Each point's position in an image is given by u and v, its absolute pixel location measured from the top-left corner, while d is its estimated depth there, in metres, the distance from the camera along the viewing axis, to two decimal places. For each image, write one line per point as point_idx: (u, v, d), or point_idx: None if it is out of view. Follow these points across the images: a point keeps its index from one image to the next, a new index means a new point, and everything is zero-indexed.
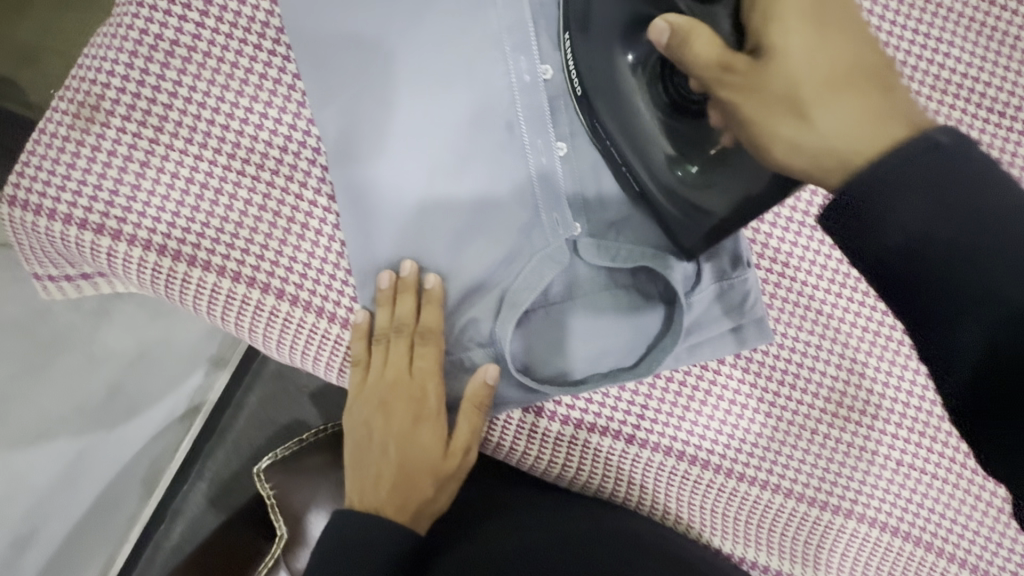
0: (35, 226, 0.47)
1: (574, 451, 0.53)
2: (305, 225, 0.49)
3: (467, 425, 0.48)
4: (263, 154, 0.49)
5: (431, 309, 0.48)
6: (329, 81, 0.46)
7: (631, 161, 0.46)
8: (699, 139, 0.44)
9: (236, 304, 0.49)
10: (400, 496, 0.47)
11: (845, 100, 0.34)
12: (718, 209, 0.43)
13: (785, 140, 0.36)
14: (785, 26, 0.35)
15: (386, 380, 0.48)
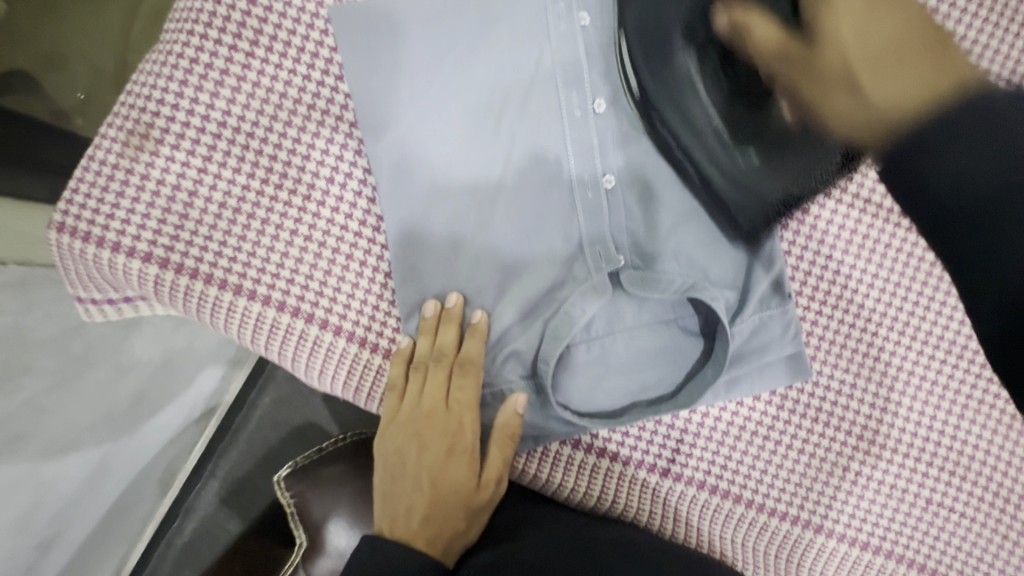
0: (83, 254, 0.47)
1: (609, 483, 0.53)
2: (350, 256, 0.49)
3: (499, 455, 0.48)
4: (309, 184, 0.48)
5: (472, 342, 0.47)
6: (366, 55, 0.46)
7: (696, 150, 0.47)
8: (758, 125, 0.46)
9: (280, 333, 0.49)
10: (432, 526, 0.46)
11: (898, 66, 0.32)
12: (778, 188, 0.47)
13: (837, 113, 0.35)
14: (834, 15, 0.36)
15: (421, 409, 0.48)
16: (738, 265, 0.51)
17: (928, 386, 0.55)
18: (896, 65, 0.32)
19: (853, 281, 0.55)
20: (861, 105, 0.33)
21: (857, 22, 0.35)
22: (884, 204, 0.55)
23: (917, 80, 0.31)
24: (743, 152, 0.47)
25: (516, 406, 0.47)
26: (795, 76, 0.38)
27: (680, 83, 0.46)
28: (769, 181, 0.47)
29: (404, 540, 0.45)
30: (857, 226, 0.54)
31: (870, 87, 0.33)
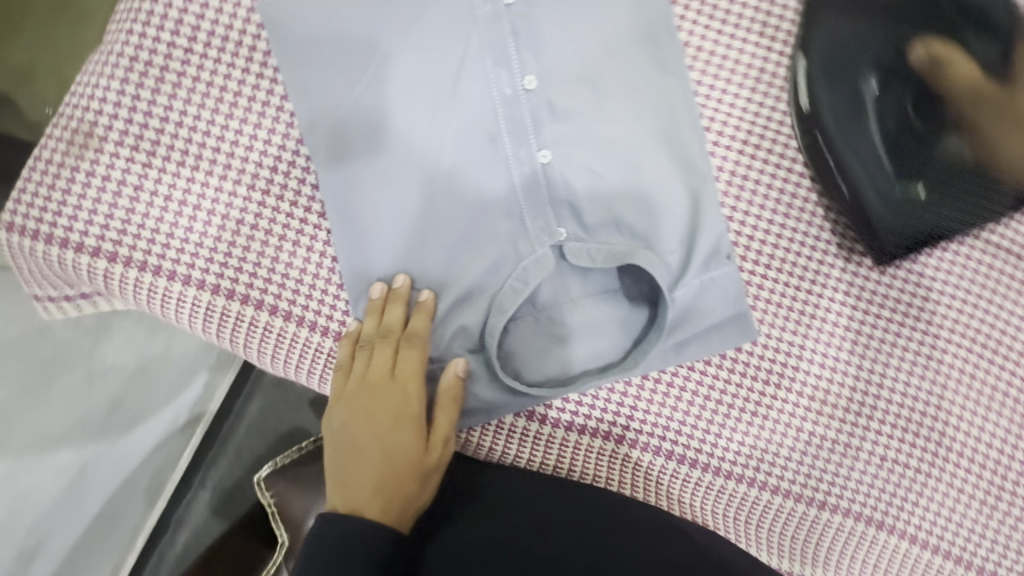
0: (34, 251, 0.48)
1: (565, 452, 0.54)
2: (296, 243, 0.50)
3: (445, 422, 0.49)
4: (254, 175, 0.50)
5: (419, 317, 0.48)
6: (307, 60, 0.48)
7: (866, 179, 0.50)
8: (923, 160, 0.50)
9: (231, 320, 0.50)
10: (384, 493, 0.47)
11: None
12: (939, 222, 0.51)
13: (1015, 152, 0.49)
14: None
15: (368, 381, 0.48)
16: (681, 228, 0.51)
17: (873, 344, 0.56)
18: None
19: (792, 247, 0.55)
20: None
21: None
22: None
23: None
24: (908, 188, 0.50)
25: (457, 370, 0.48)
26: (972, 102, 0.49)
27: (853, 112, 0.50)
28: (925, 215, 0.51)
29: (359, 512, 0.46)
30: (798, 188, 0.55)
31: None
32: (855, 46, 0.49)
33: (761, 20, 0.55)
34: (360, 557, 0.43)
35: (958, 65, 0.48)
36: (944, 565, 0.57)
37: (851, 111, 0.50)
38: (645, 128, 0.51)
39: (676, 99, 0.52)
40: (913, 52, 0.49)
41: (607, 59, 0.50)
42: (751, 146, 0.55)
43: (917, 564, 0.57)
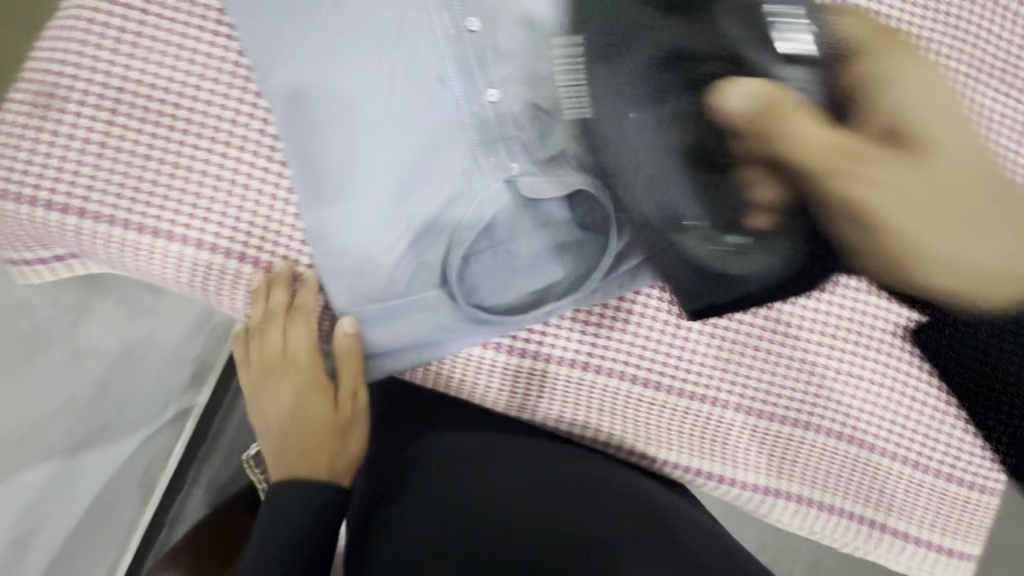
0: (6, 211, 0.50)
1: (533, 383, 0.57)
2: (260, 191, 0.52)
3: (347, 379, 0.53)
4: (214, 128, 0.51)
5: (306, 291, 0.52)
6: (261, 11, 0.50)
7: (685, 210, 0.47)
8: (730, 200, 0.45)
9: (204, 270, 0.52)
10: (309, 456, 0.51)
11: (971, 219, 0.39)
12: (736, 272, 0.48)
13: (944, 254, 0.40)
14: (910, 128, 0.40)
15: (269, 361, 0.53)
16: None
17: None
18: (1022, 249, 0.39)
19: None
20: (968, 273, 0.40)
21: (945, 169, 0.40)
22: None
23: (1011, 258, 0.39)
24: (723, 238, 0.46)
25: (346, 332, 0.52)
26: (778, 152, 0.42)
27: (642, 148, 0.48)
28: (711, 263, 0.49)
29: (288, 478, 0.49)
30: None
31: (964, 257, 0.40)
32: (629, 73, 0.49)
33: None
34: (297, 504, 0.48)
35: (795, 123, 0.41)
36: (906, 472, 0.59)
37: (669, 128, 0.47)
38: None
39: None
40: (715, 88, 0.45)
41: None
42: None
43: (878, 472, 0.59)
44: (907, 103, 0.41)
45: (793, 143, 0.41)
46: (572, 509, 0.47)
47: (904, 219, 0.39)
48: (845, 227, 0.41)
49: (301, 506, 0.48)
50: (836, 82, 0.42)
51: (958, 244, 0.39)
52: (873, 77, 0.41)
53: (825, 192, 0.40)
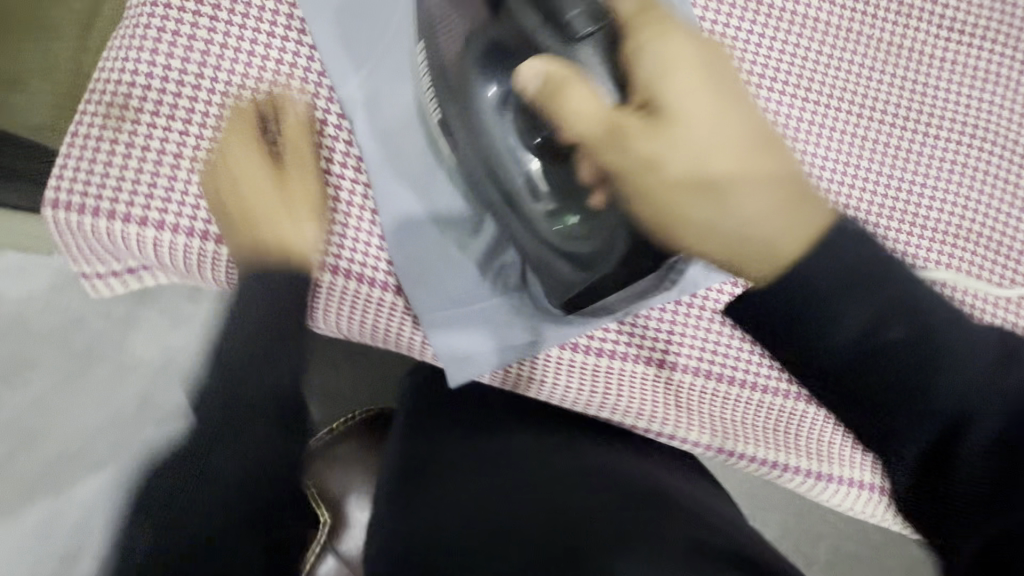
0: (80, 226, 0.49)
1: (611, 381, 0.57)
2: (337, 198, 0.52)
3: (303, 182, 0.52)
4: (290, 137, 0.52)
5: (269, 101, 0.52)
6: (339, 17, 0.51)
7: (518, 191, 0.50)
8: (566, 182, 0.49)
9: (283, 280, 0.52)
10: (262, 242, 0.53)
11: (743, 179, 0.42)
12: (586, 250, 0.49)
13: (702, 221, 0.43)
14: (685, 93, 0.43)
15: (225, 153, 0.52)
16: None
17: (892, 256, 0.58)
18: (760, 203, 0.42)
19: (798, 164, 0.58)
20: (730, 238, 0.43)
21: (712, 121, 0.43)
22: (820, 91, 0.59)
23: (780, 214, 0.42)
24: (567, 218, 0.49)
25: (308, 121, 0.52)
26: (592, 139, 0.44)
27: (483, 135, 0.49)
28: (558, 249, 0.49)
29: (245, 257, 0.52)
30: (801, 109, 0.58)
31: (739, 199, 0.42)
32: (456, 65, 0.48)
33: None
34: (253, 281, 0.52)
35: (575, 98, 0.43)
36: None
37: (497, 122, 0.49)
38: None
39: None
40: (527, 72, 0.45)
41: None
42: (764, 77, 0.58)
43: None
44: (692, 71, 0.43)
45: (578, 128, 0.44)
46: (585, 511, 0.47)
47: (669, 185, 0.43)
48: (652, 192, 0.44)
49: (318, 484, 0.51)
50: (637, 53, 0.43)
51: (742, 199, 0.42)
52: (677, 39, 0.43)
53: (636, 157, 0.43)
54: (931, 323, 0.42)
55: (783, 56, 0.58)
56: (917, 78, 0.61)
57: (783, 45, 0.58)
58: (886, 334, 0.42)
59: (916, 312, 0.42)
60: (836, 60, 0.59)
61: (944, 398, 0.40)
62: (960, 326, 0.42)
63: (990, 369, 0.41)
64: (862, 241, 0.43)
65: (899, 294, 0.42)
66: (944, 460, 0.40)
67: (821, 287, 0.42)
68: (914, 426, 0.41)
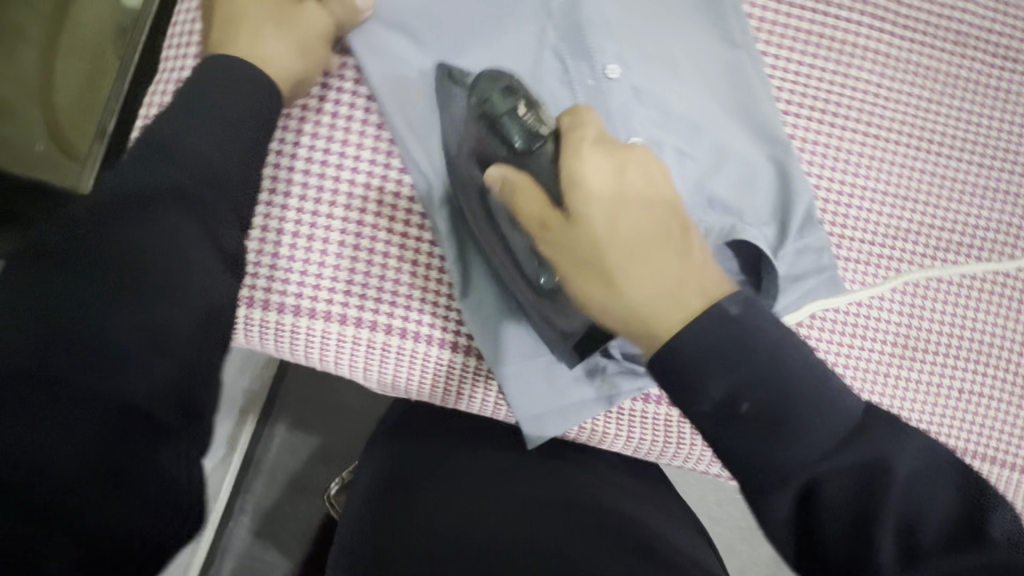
0: None
1: (682, 434, 0.55)
2: (402, 257, 0.50)
3: (307, 32, 0.48)
4: (348, 194, 0.50)
5: None
6: (398, 76, 0.49)
7: (504, 263, 0.48)
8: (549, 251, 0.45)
9: (347, 345, 0.50)
10: (240, 25, 0.47)
11: (643, 262, 0.37)
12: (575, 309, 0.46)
13: (601, 307, 0.38)
14: (595, 191, 0.38)
15: None
16: (771, 198, 0.53)
17: (954, 289, 0.56)
18: (656, 288, 0.37)
19: (866, 198, 0.56)
20: (633, 323, 0.37)
21: (635, 210, 0.38)
22: (881, 121, 0.56)
23: (673, 295, 0.36)
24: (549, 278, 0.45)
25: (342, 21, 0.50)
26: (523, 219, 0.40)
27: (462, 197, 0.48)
28: (545, 310, 0.47)
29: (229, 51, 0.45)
30: (865, 139, 0.56)
31: (633, 291, 0.37)
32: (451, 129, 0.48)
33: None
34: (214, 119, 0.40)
35: (523, 195, 0.40)
36: None
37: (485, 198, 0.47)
38: (721, 103, 0.53)
39: (749, 72, 0.53)
40: (488, 176, 0.41)
41: (679, 41, 0.52)
42: (822, 110, 0.55)
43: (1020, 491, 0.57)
44: (605, 165, 0.39)
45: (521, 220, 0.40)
46: (566, 534, 0.46)
47: (573, 269, 0.39)
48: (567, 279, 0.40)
49: None
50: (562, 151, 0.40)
51: (639, 285, 0.37)
52: (594, 139, 0.40)
53: (554, 247, 0.40)
54: (779, 394, 0.35)
55: (839, 88, 0.56)
56: (980, 106, 0.58)
57: (841, 79, 0.56)
58: (741, 409, 0.34)
59: (773, 387, 0.35)
60: (890, 89, 0.57)
61: (801, 464, 0.34)
62: (813, 389, 0.35)
63: (823, 453, 0.35)
64: (745, 318, 0.35)
65: (762, 369, 0.35)
66: (808, 536, 0.35)
67: (696, 360, 0.35)
68: (783, 489, 0.35)
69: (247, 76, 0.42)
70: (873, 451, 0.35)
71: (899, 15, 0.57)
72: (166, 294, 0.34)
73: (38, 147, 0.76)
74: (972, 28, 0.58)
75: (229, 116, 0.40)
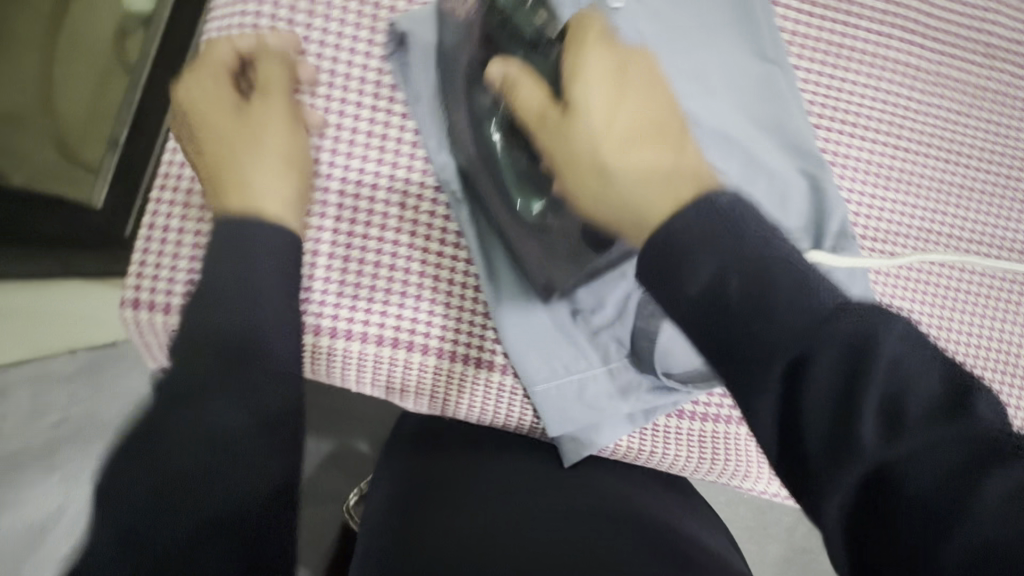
0: (166, 325, 0.47)
1: (712, 446, 0.56)
2: (438, 276, 0.50)
3: (275, 146, 0.46)
4: (383, 214, 0.50)
5: (273, 74, 0.47)
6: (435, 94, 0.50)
7: (501, 210, 0.48)
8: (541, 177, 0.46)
9: (384, 365, 0.51)
10: (217, 180, 0.45)
11: (634, 151, 0.36)
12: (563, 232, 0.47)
13: (591, 195, 0.38)
14: (593, 78, 0.38)
15: (198, 115, 0.46)
16: (803, 213, 0.52)
17: (986, 299, 0.56)
18: (645, 169, 0.35)
19: (897, 210, 0.55)
20: (622, 210, 0.36)
21: (627, 101, 0.38)
22: (912, 134, 0.56)
23: (665, 183, 0.34)
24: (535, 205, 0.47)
25: (295, 113, 0.48)
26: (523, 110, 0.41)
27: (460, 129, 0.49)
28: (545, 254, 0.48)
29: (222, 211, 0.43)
30: (895, 152, 0.56)
31: (621, 175, 0.36)
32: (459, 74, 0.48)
33: (855, 13, 0.56)
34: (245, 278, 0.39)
35: (524, 87, 0.41)
36: None
37: (479, 126, 0.47)
38: (752, 117, 0.53)
39: (780, 86, 0.53)
40: (490, 74, 0.43)
41: (711, 55, 0.52)
42: (853, 122, 0.55)
43: None
44: (605, 55, 0.38)
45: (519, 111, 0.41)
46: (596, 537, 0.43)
47: (566, 155, 0.38)
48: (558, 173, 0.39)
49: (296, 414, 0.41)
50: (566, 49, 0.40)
51: (626, 168, 0.36)
52: (599, 33, 0.39)
53: (548, 138, 0.39)
54: (760, 266, 0.28)
55: (870, 101, 0.56)
56: (1005, 118, 0.58)
57: (871, 91, 0.56)
58: (731, 288, 0.28)
59: (758, 258, 0.28)
60: (920, 100, 0.57)
61: (778, 335, 0.27)
62: (801, 265, 0.29)
63: (815, 324, 0.27)
64: (738, 208, 0.30)
65: (757, 248, 0.29)
66: (796, 438, 0.27)
67: (674, 241, 0.30)
68: (763, 373, 0.27)
69: (259, 231, 0.41)
70: (866, 325, 0.26)
71: (928, 27, 0.57)
72: (230, 468, 0.33)
73: (46, 160, 0.74)
74: (998, 41, 0.58)
75: (253, 273, 0.39)
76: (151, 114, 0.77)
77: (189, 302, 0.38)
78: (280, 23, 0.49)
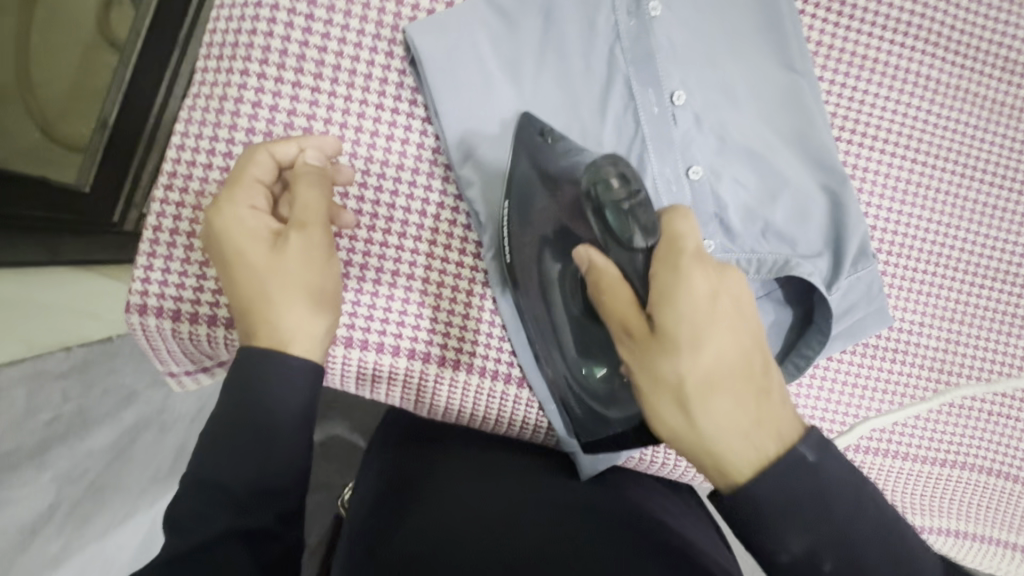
0: (176, 332, 0.47)
1: None
2: (455, 288, 0.50)
3: (306, 279, 0.41)
4: (402, 222, 0.49)
5: (309, 194, 0.43)
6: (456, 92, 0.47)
7: (529, 288, 0.46)
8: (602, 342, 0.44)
9: (400, 376, 0.51)
10: (246, 314, 0.40)
11: (723, 399, 0.35)
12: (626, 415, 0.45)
13: (669, 426, 0.36)
14: (687, 314, 0.34)
15: (228, 232, 0.41)
16: (824, 230, 0.52)
17: (986, 314, 0.58)
18: (730, 416, 0.35)
19: (911, 226, 0.56)
20: (701, 439, 0.35)
21: (723, 338, 0.35)
22: (930, 151, 0.56)
23: (748, 430, 0.35)
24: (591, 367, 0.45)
25: (332, 243, 0.43)
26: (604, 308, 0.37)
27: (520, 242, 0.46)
28: (590, 403, 0.46)
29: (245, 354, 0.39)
30: (912, 168, 0.56)
31: (706, 419, 0.35)
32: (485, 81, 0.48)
33: (883, 24, 0.55)
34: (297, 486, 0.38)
35: (609, 280, 0.37)
36: None
37: None
38: (777, 130, 0.52)
39: (807, 99, 0.51)
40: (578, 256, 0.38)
41: (742, 61, 0.51)
42: (873, 137, 0.55)
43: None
44: (704, 279, 0.35)
45: (605, 316, 0.37)
46: (580, 534, 0.42)
47: (650, 381, 0.36)
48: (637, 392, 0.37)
49: (294, 412, 0.38)
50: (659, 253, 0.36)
51: (715, 416, 0.35)
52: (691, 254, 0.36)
53: (631, 354, 0.36)
54: (851, 541, 0.35)
55: (893, 116, 0.55)
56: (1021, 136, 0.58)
57: (894, 104, 0.55)
58: (825, 567, 0.35)
59: (851, 538, 0.35)
60: (941, 117, 0.57)
61: None
62: (885, 539, 0.36)
63: None
64: (821, 468, 0.35)
65: (839, 520, 0.35)
66: None
67: (771, 511, 0.34)
68: None
69: (284, 382, 0.38)
70: None
71: (954, 40, 0.56)
72: None
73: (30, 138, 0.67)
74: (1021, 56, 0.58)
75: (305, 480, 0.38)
76: (141, 93, 0.75)
77: (224, 385, 0.38)
78: (297, 15, 0.48)
